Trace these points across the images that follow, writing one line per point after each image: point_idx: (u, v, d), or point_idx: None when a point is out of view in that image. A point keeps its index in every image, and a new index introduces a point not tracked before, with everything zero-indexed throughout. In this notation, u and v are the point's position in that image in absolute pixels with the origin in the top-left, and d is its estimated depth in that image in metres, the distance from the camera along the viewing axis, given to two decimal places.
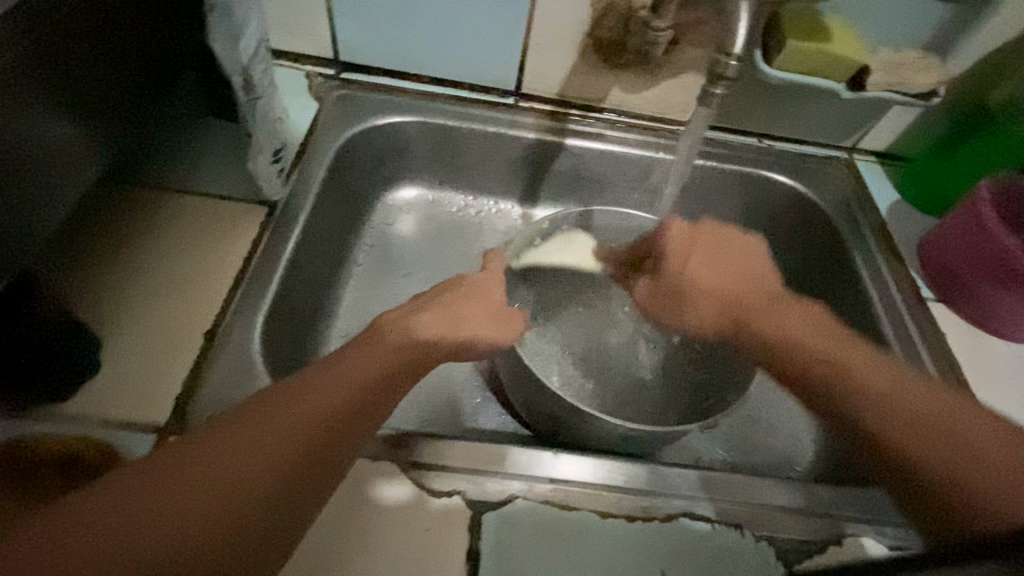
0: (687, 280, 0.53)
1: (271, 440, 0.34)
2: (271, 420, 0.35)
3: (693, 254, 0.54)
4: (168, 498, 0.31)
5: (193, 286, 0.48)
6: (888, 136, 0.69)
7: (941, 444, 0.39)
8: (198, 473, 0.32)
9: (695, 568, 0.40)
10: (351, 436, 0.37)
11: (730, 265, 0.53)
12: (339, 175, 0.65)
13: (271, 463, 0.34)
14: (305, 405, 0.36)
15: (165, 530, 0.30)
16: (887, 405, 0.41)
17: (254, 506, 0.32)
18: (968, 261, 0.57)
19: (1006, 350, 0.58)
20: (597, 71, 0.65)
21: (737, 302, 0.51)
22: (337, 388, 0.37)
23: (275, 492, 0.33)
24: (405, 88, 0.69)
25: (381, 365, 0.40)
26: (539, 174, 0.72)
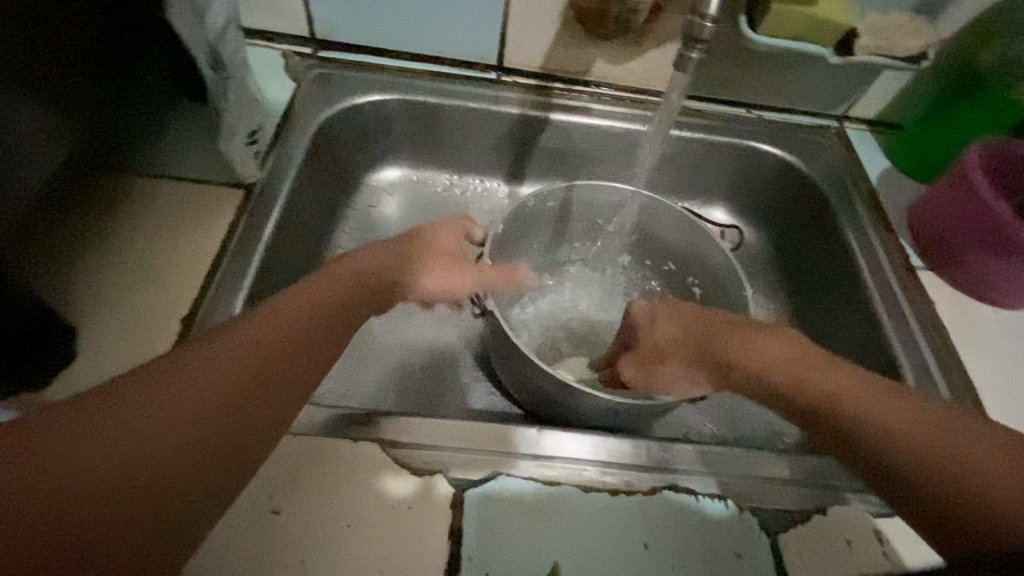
0: (660, 338, 0.48)
1: (217, 359, 0.32)
2: (216, 347, 0.33)
3: (657, 313, 0.50)
4: (107, 420, 0.28)
5: (173, 271, 0.48)
6: (878, 103, 0.68)
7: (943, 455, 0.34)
8: (136, 394, 0.29)
9: (677, 539, 0.40)
10: (306, 359, 0.35)
11: (676, 336, 0.48)
12: (319, 157, 0.64)
13: (245, 376, 0.32)
14: (274, 327, 0.35)
15: (139, 445, 0.28)
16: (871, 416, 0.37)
17: (205, 423, 0.30)
18: (957, 228, 0.56)
19: (995, 318, 0.57)
20: (579, 43, 0.63)
21: (711, 346, 0.45)
22: (287, 314, 0.36)
23: (227, 410, 0.31)
24: (384, 65, 0.67)
25: (329, 296, 0.39)
26: (524, 150, 0.71)
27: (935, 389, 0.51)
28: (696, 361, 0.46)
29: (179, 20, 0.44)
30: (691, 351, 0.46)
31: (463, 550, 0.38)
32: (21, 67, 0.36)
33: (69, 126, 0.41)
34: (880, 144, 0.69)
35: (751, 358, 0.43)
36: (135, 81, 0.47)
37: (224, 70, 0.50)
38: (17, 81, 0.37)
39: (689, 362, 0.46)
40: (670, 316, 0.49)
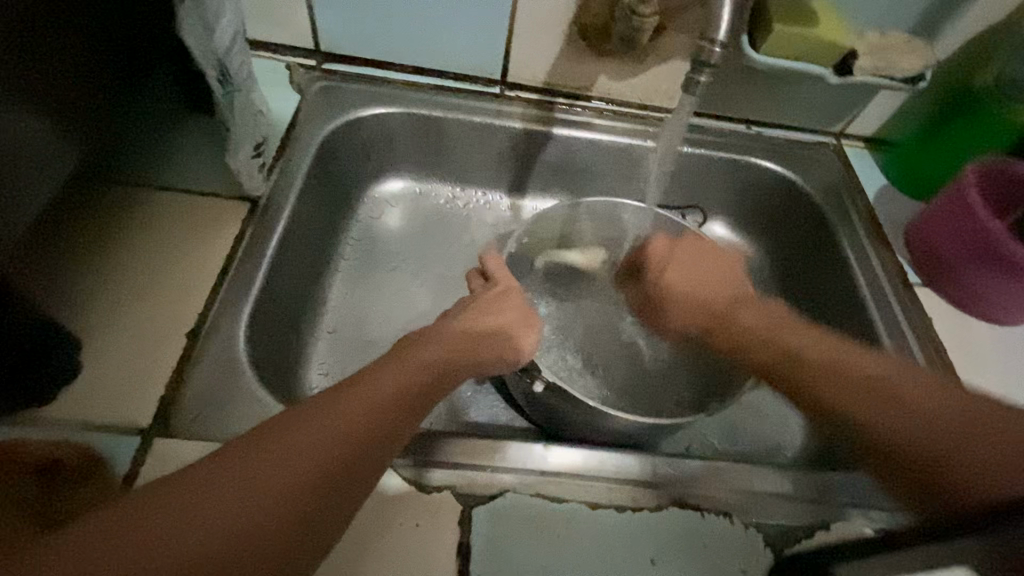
0: (672, 289, 0.57)
1: (303, 448, 0.33)
2: (305, 435, 0.34)
3: (669, 266, 0.58)
4: (160, 524, 0.30)
5: (179, 286, 0.48)
6: (875, 121, 0.69)
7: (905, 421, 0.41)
8: (205, 512, 0.30)
9: (683, 556, 0.40)
10: (384, 441, 0.36)
11: (708, 273, 0.56)
12: (323, 168, 0.64)
13: (293, 479, 0.32)
14: (333, 419, 0.35)
15: (185, 550, 0.29)
16: (839, 384, 0.44)
17: (266, 536, 0.31)
18: (954, 246, 0.57)
19: (990, 334, 0.58)
20: (584, 59, 0.64)
21: (716, 310, 0.53)
22: (357, 414, 0.36)
23: (308, 498, 0.32)
24: (388, 77, 0.67)
25: (406, 378, 0.40)
26: (527, 163, 0.72)
27: None
28: (694, 310, 0.55)
29: (191, 35, 0.46)
30: (694, 310, 0.55)
31: (472, 569, 0.38)
32: (31, 88, 0.36)
33: (77, 143, 0.41)
34: (877, 161, 0.70)
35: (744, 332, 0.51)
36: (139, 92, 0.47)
37: (232, 84, 0.50)
38: (37, 102, 0.37)
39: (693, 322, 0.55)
40: (691, 242, 0.59)
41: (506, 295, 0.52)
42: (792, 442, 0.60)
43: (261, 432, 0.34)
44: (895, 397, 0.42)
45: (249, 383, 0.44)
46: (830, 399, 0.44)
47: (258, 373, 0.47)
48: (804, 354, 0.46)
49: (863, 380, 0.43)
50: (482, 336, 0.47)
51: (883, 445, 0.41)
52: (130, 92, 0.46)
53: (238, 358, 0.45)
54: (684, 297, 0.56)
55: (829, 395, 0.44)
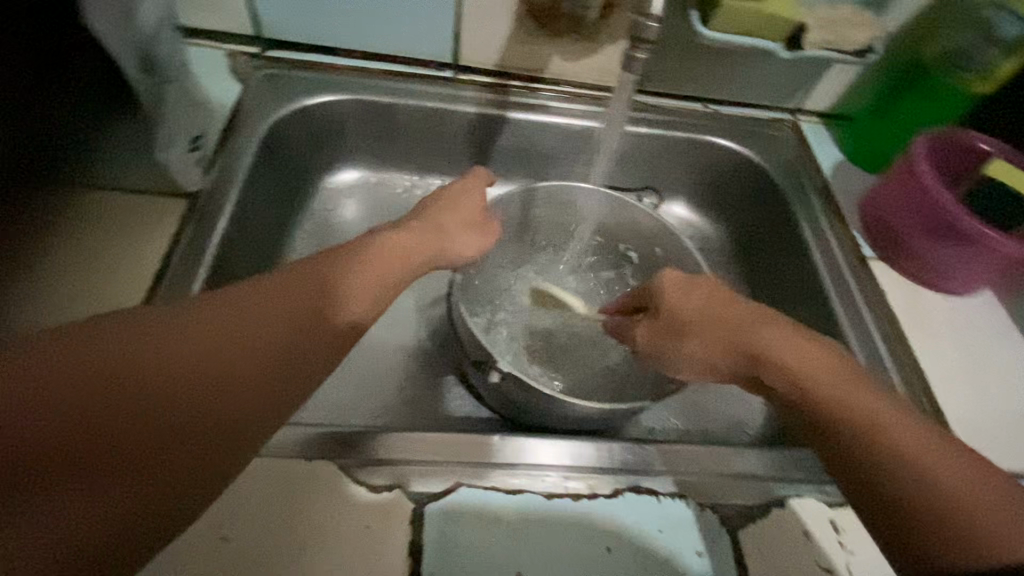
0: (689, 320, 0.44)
1: (245, 321, 0.33)
2: (219, 347, 0.31)
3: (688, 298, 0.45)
4: (74, 377, 0.27)
5: (112, 293, 0.46)
6: (831, 96, 0.69)
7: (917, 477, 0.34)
8: (127, 380, 0.28)
9: (639, 541, 0.40)
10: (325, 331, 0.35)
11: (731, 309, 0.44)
12: (270, 161, 0.62)
13: (229, 372, 0.31)
14: (280, 328, 0.33)
15: (94, 415, 0.27)
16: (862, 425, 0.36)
17: (181, 426, 0.29)
18: (907, 219, 0.58)
19: (943, 305, 0.59)
20: (535, 40, 0.62)
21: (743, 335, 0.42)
22: (307, 324, 0.34)
23: (242, 364, 0.31)
24: (335, 64, 0.65)
25: (347, 275, 0.38)
26: (484, 149, 0.70)
27: (888, 380, 0.52)
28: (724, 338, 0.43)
29: (105, 29, 0.43)
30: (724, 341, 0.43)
31: (425, 568, 0.37)
32: None
33: None
34: (832, 137, 0.70)
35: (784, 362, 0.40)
36: (59, 95, 0.43)
37: (156, 74, 0.49)
38: None
39: (724, 351, 0.42)
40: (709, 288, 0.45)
41: (461, 195, 0.54)
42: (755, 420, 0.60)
43: (197, 303, 0.33)
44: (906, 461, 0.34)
45: None
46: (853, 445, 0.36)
47: None
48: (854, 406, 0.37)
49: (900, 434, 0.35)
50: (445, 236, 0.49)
51: (905, 512, 0.33)
52: (46, 94, 0.42)
53: None
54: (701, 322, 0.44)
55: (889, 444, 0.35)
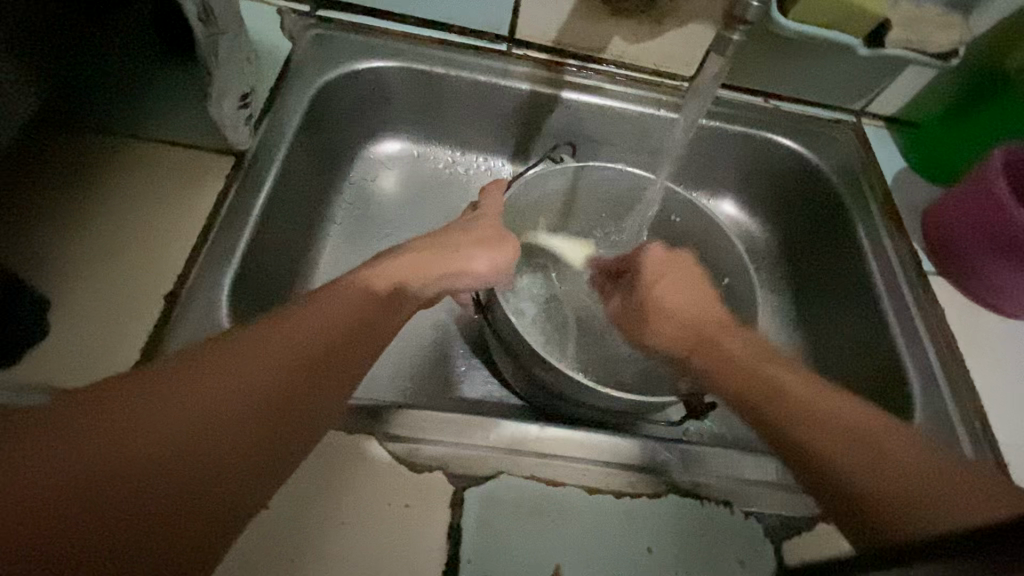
0: (650, 293, 0.49)
1: (288, 321, 0.36)
2: (268, 341, 0.34)
3: (665, 277, 0.49)
4: (147, 392, 0.31)
5: (155, 245, 0.45)
6: (898, 100, 0.66)
7: (855, 442, 0.36)
8: (194, 385, 0.31)
9: (678, 544, 0.39)
10: (314, 395, 0.34)
11: (697, 305, 0.48)
12: (315, 124, 0.60)
13: (287, 356, 0.34)
14: (323, 312, 0.37)
15: (175, 417, 0.30)
16: (802, 405, 0.39)
17: (249, 413, 0.32)
18: (973, 236, 0.55)
19: (1003, 328, 0.56)
20: (598, 18, 0.60)
21: (703, 334, 0.46)
22: (345, 311, 0.38)
23: (264, 386, 0.33)
24: (387, 28, 0.63)
25: (321, 330, 0.36)
26: (532, 128, 0.68)
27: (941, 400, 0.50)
28: (675, 327, 0.47)
29: None
30: (675, 325, 0.47)
31: (463, 553, 0.36)
32: None
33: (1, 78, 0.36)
34: (896, 143, 0.67)
35: (729, 357, 0.44)
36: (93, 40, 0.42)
37: (214, 26, 0.46)
38: None
39: (677, 331, 0.47)
40: (684, 269, 0.50)
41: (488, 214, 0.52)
42: None
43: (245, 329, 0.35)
44: (838, 406, 0.38)
45: None
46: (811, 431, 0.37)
47: None
48: (733, 364, 0.43)
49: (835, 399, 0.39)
50: (457, 248, 0.47)
51: (813, 461, 0.36)
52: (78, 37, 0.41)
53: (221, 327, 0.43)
54: (657, 309, 0.48)
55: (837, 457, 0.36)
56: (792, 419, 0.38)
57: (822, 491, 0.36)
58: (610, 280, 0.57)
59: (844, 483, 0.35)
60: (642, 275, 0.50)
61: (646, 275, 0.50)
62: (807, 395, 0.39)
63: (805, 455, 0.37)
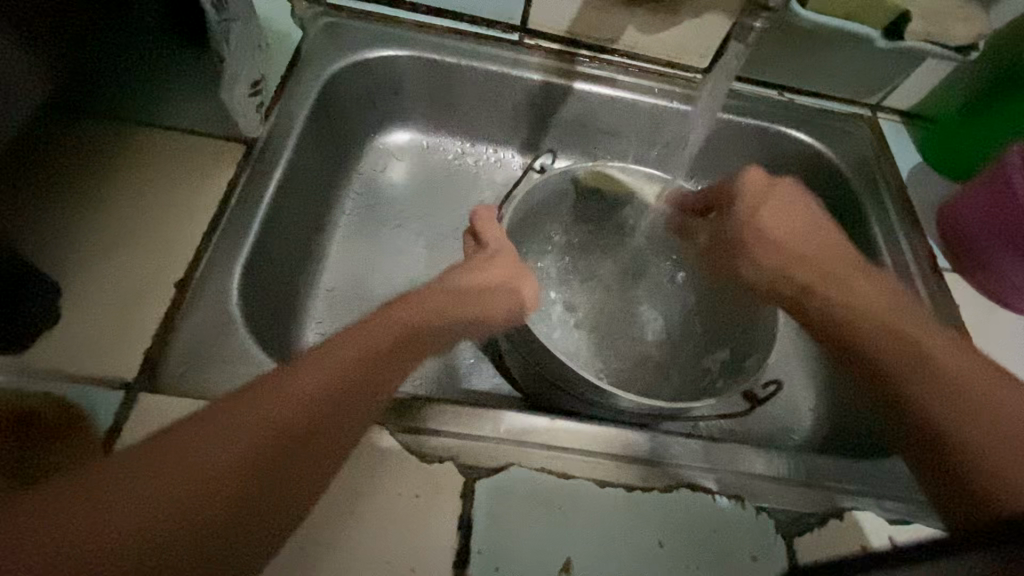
0: (744, 218, 0.48)
1: (314, 361, 0.33)
2: (296, 384, 0.32)
3: (764, 205, 0.48)
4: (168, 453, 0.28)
5: (167, 233, 0.45)
6: (915, 94, 0.65)
7: (967, 411, 0.35)
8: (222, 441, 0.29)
9: (689, 539, 0.38)
10: (295, 473, 0.30)
11: (795, 228, 0.46)
12: (326, 113, 0.60)
13: (317, 402, 0.31)
14: (350, 347, 0.34)
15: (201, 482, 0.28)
16: (928, 371, 0.37)
17: (278, 468, 0.30)
18: (991, 233, 0.55)
19: (1019, 326, 0.56)
20: (611, 9, 0.59)
21: (806, 259, 0.45)
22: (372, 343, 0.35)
23: (292, 439, 0.30)
24: (397, 17, 0.62)
25: (310, 396, 0.32)
26: (543, 119, 0.67)
27: None
28: (785, 258, 0.46)
29: None
30: (782, 254, 0.46)
31: (473, 543, 0.36)
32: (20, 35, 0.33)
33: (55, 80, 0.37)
34: (911, 137, 0.66)
35: (849, 286, 0.43)
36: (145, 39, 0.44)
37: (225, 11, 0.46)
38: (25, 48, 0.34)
39: (778, 271, 0.46)
40: (785, 198, 0.47)
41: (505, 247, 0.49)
42: (802, 426, 0.58)
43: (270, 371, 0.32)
44: (962, 374, 0.36)
45: (243, 344, 0.42)
46: (944, 406, 0.35)
47: (253, 334, 0.45)
48: (872, 307, 0.41)
49: (960, 364, 0.37)
50: (483, 287, 0.44)
51: (963, 443, 0.34)
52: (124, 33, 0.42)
53: (232, 316, 0.43)
54: (763, 239, 0.47)
55: (969, 431, 0.34)
56: (916, 373, 0.37)
57: (919, 447, 0.35)
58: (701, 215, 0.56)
59: (961, 455, 0.34)
60: (742, 202, 0.48)
61: (749, 202, 0.48)
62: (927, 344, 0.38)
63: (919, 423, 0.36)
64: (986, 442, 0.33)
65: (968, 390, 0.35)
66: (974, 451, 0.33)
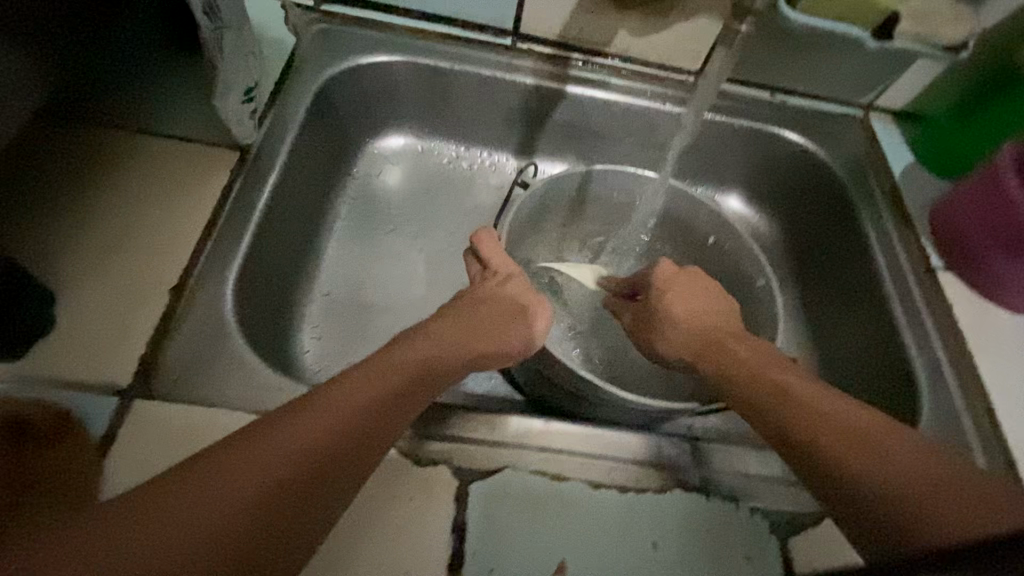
0: (668, 313, 0.49)
1: (324, 401, 0.34)
2: (302, 423, 0.32)
3: (672, 289, 0.50)
4: (180, 495, 0.28)
5: (160, 238, 0.44)
6: (907, 94, 0.65)
7: (871, 461, 0.34)
8: (227, 488, 0.29)
9: (685, 541, 0.39)
10: (283, 526, 0.29)
11: (710, 306, 0.49)
12: (320, 119, 0.60)
13: (324, 441, 0.32)
14: (359, 385, 0.35)
15: (203, 528, 0.27)
16: (824, 424, 0.37)
17: (285, 512, 0.30)
18: (981, 230, 0.55)
19: (1013, 324, 0.56)
20: (603, 12, 0.59)
21: (710, 338, 0.46)
22: (378, 381, 0.36)
23: (301, 480, 0.30)
24: (391, 23, 0.62)
25: (306, 445, 0.31)
26: (537, 123, 0.67)
27: (949, 397, 0.50)
28: (687, 338, 0.47)
29: None
30: (687, 334, 0.47)
31: (468, 547, 0.36)
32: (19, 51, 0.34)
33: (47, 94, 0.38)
34: (904, 137, 0.66)
35: (735, 356, 0.44)
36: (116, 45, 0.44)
37: (217, 18, 0.46)
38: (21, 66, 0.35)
39: (687, 335, 0.47)
40: (695, 278, 0.50)
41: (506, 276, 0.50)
42: None
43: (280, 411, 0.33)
44: (878, 437, 0.35)
45: (237, 349, 0.42)
46: (874, 468, 0.34)
47: (247, 339, 0.45)
48: (755, 365, 0.42)
49: (849, 420, 0.37)
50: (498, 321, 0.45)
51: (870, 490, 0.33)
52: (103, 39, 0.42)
53: (225, 320, 0.43)
54: (670, 320, 0.48)
55: (863, 471, 0.34)
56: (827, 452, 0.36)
57: (840, 489, 0.35)
58: (621, 296, 0.57)
59: (863, 495, 0.34)
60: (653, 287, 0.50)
61: (656, 291, 0.50)
62: (802, 395, 0.39)
63: (820, 466, 0.36)
64: (902, 480, 0.33)
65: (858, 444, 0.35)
66: (863, 485, 0.34)
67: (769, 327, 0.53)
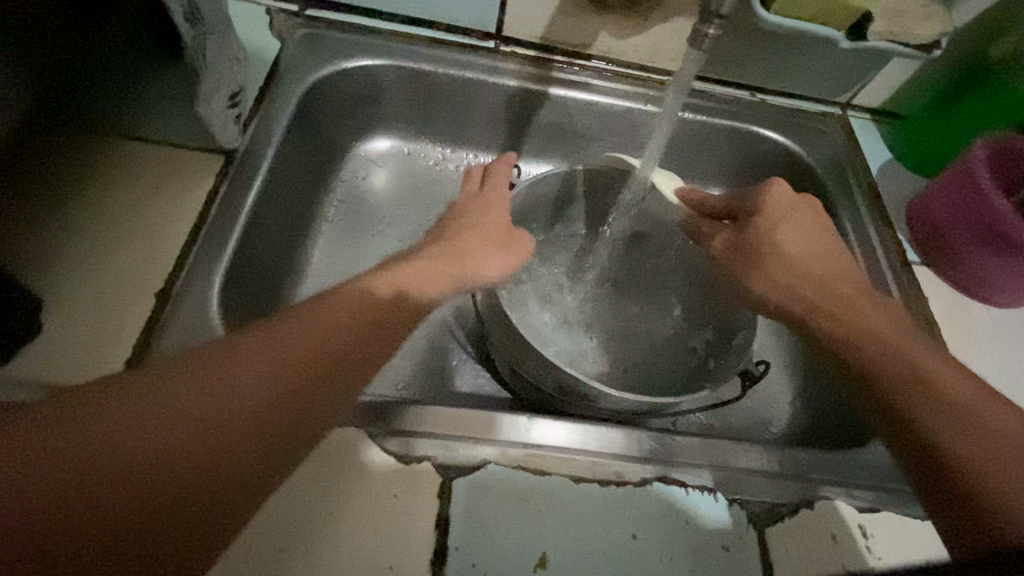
0: (767, 237, 0.49)
1: (305, 324, 0.35)
2: (286, 339, 0.34)
3: (783, 221, 0.48)
4: (163, 392, 0.30)
5: (146, 242, 0.45)
6: (883, 92, 0.66)
7: (972, 440, 0.36)
8: (209, 390, 0.31)
9: (664, 533, 0.39)
10: (263, 428, 0.31)
11: (815, 247, 0.48)
12: (306, 122, 0.61)
13: (304, 357, 0.34)
14: (344, 311, 0.37)
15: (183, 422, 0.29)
16: (955, 415, 0.37)
17: (263, 419, 0.31)
18: (956, 224, 0.56)
19: (987, 316, 0.57)
20: (584, 15, 0.60)
21: (837, 291, 0.46)
22: (360, 309, 0.38)
23: (281, 390, 0.32)
24: (375, 27, 0.63)
25: (285, 358, 0.33)
26: (521, 124, 0.68)
27: None
28: (793, 277, 0.47)
29: None
30: (797, 276, 0.47)
31: (451, 541, 0.37)
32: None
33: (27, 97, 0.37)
34: (881, 134, 0.67)
35: (861, 327, 0.44)
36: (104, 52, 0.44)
37: (201, 25, 0.47)
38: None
39: (797, 284, 0.47)
40: (807, 210, 0.49)
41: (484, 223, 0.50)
42: (779, 419, 0.60)
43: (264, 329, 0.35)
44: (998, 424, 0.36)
45: None
46: (963, 439, 0.36)
47: (233, 341, 0.45)
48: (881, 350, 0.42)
49: (983, 406, 0.37)
50: (470, 253, 0.47)
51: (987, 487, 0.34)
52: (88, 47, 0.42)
53: (210, 322, 0.43)
54: (783, 260, 0.48)
55: (983, 470, 0.34)
56: (937, 413, 0.38)
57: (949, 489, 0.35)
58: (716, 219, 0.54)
59: (964, 487, 0.34)
60: (761, 213, 0.49)
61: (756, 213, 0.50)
62: (958, 391, 0.38)
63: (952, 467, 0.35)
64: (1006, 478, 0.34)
65: (968, 432, 0.36)
66: (977, 471, 0.35)
67: (749, 323, 0.54)
